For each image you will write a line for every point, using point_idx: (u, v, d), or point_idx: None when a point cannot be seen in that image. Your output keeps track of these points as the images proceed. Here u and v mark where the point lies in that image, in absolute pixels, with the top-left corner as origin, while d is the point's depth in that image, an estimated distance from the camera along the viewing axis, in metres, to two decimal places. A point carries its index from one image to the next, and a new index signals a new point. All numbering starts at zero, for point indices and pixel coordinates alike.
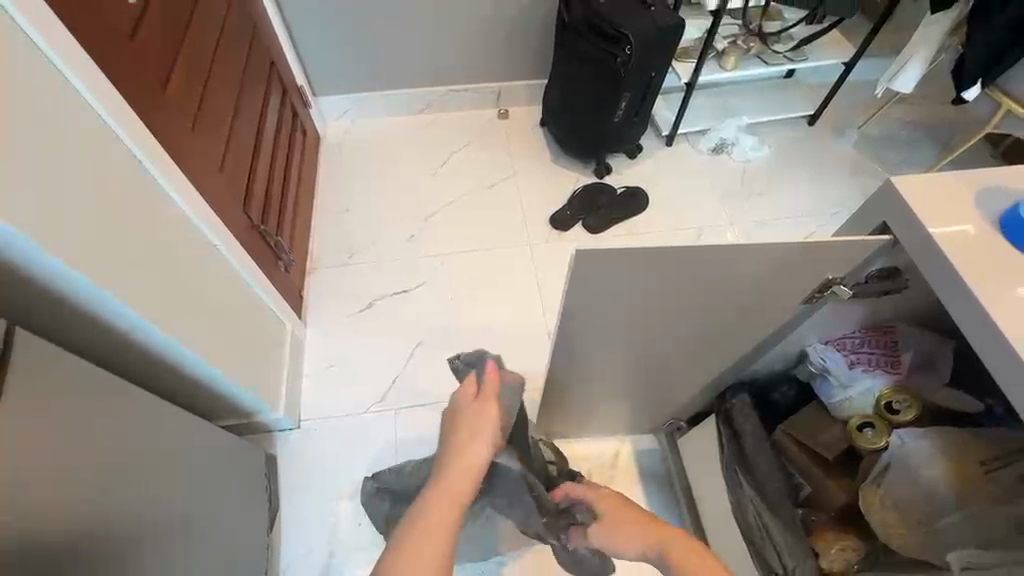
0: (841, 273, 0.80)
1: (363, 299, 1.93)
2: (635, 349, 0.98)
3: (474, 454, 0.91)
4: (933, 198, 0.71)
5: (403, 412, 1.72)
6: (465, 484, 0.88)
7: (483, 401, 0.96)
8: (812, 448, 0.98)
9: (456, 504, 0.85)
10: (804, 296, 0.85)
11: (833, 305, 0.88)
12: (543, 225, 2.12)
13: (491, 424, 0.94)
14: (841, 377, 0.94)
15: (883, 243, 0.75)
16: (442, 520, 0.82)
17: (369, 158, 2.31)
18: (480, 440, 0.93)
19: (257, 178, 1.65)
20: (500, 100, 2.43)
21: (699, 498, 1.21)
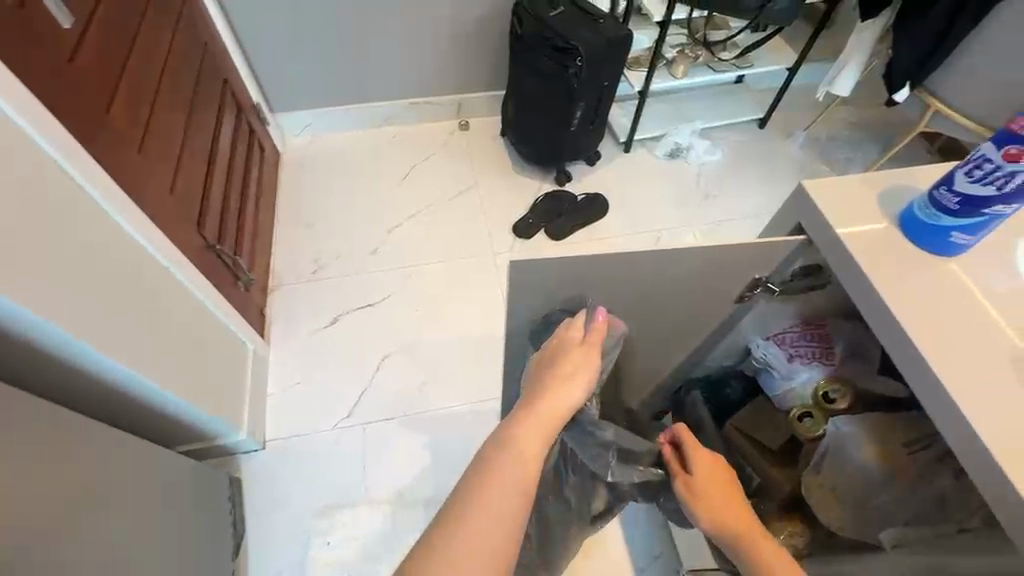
0: (766, 273, 0.86)
1: (328, 315, 1.91)
2: None
3: (568, 401, 0.78)
4: (841, 200, 0.77)
5: (371, 426, 1.71)
6: (553, 429, 0.78)
7: (584, 348, 0.81)
8: (756, 438, 1.03)
9: (541, 446, 0.77)
10: (736, 296, 0.91)
11: (765, 303, 0.95)
12: (507, 234, 2.15)
13: (590, 373, 0.79)
14: (782, 369, 0.99)
15: (798, 243, 0.80)
16: (526, 456, 0.75)
17: (331, 172, 2.31)
18: (575, 386, 0.79)
19: (212, 198, 1.63)
20: (460, 111, 2.46)
21: None
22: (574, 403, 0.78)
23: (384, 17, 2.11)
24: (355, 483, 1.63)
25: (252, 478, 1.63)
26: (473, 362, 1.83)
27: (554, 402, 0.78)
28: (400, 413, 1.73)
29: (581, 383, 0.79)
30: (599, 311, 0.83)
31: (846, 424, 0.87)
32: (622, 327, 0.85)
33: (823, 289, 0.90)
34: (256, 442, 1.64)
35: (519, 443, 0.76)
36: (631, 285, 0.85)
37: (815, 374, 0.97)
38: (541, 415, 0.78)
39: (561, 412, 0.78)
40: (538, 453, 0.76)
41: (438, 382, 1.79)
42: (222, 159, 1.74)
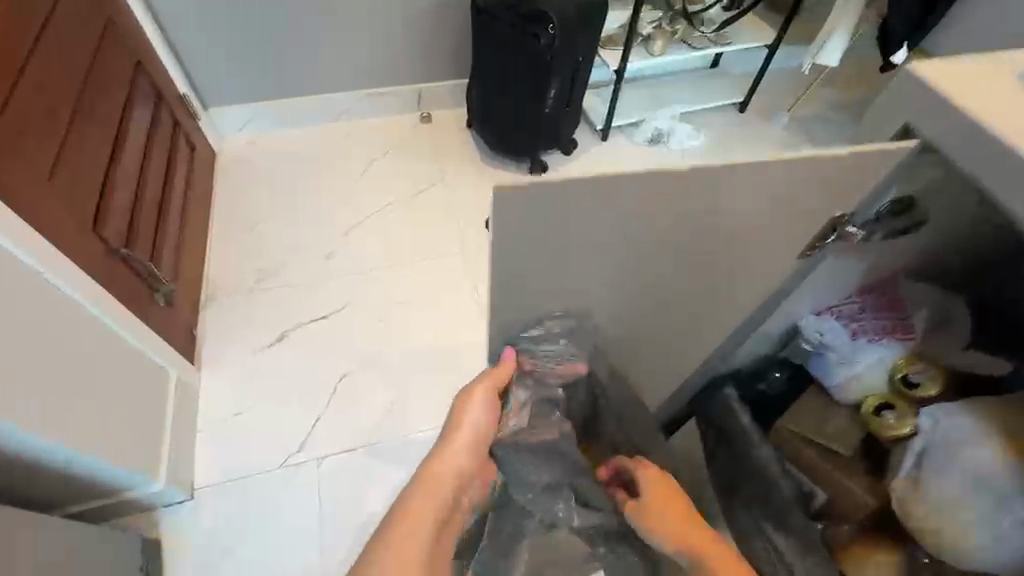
0: (848, 207, 0.60)
1: (274, 330, 1.62)
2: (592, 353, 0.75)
3: (462, 443, 0.71)
4: (966, 82, 0.51)
5: (329, 460, 1.41)
6: (450, 480, 0.70)
7: (479, 379, 0.72)
8: (821, 442, 0.79)
9: (440, 503, 0.69)
10: (800, 249, 0.64)
11: (841, 253, 0.67)
12: (478, 231, 1.91)
13: (487, 411, 0.71)
14: (844, 351, 0.77)
15: (909, 152, 0.54)
16: (417, 516, 0.68)
17: (276, 171, 2.03)
18: (476, 425, 0.71)
19: (117, 192, 1.33)
20: (421, 103, 2.23)
21: None
22: (469, 445, 0.71)
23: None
24: (309, 533, 1.32)
25: (180, 535, 1.31)
26: (447, 378, 1.56)
27: (444, 446, 0.71)
28: (366, 442, 1.44)
29: (472, 419, 0.71)
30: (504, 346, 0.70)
31: (951, 421, 0.66)
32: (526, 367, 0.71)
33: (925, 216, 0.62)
34: (181, 492, 1.32)
35: (415, 504, 0.68)
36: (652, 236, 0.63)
37: (892, 352, 0.76)
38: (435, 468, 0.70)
39: (456, 455, 0.70)
40: (436, 509, 0.69)
41: (409, 402, 1.52)
42: (136, 150, 1.46)
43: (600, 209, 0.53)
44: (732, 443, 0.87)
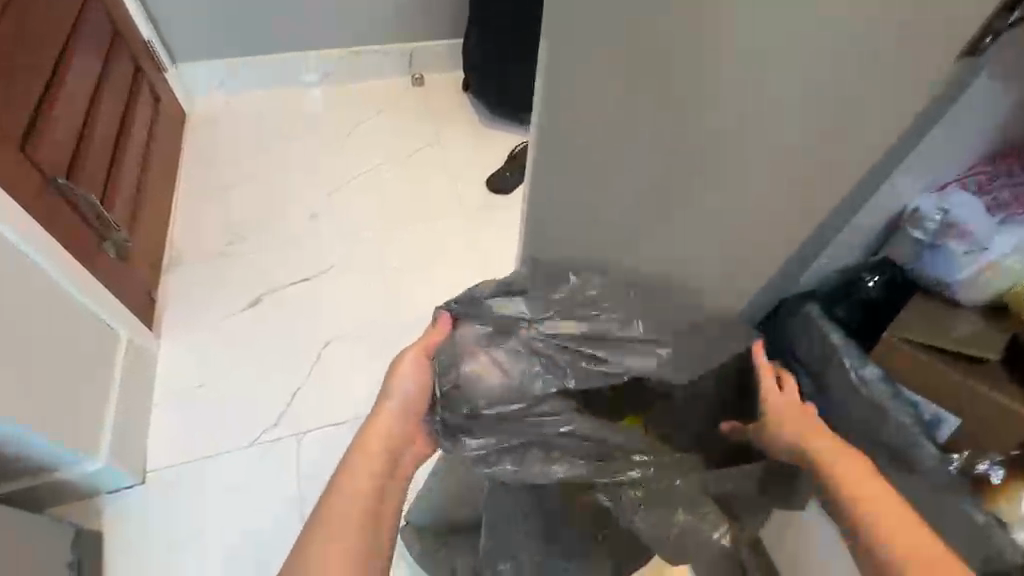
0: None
1: (250, 292, 1.42)
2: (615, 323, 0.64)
3: (389, 418, 0.70)
4: None
5: (309, 435, 1.22)
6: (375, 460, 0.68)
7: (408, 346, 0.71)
8: (947, 353, 0.62)
9: (375, 466, 0.68)
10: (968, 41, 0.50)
11: (1001, 59, 0.54)
12: (478, 190, 1.70)
13: (415, 370, 0.69)
14: (984, 233, 0.61)
15: None
16: (354, 482, 0.67)
17: (252, 129, 1.79)
18: (406, 386, 0.70)
19: (52, 133, 1.11)
20: (414, 65, 1.92)
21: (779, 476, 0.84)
22: (393, 420, 0.70)
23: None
24: (284, 516, 1.14)
25: (131, 520, 1.13)
26: None
27: (369, 423, 0.70)
28: (352, 413, 1.24)
29: (399, 393, 0.70)
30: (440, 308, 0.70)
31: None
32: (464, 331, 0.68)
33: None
34: (130, 475, 1.13)
35: (339, 487, 0.66)
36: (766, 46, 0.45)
37: None
38: (359, 448, 0.69)
39: (381, 430, 0.69)
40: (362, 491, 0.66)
41: None
42: (81, 91, 1.22)
43: None
44: (823, 371, 0.70)
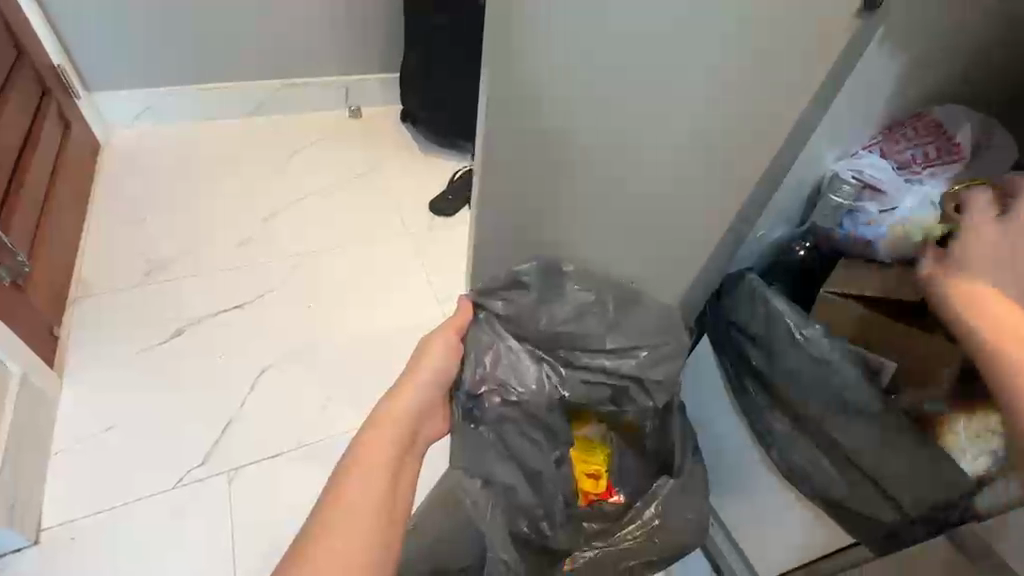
0: None
1: (174, 323, 1.29)
2: (609, 385, 0.76)
3: (406, 406, 0.64)
4: None
5: (241, 473, 1.10)
6: (389, 448, 0.59)
7: (437, 328, 0.69)
8: (867, 301, 0.68)
9: (396, 448, 0.60)
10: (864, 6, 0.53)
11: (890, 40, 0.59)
12: (422, 213, 1.58)
13: (450, 352, 0.68)
14: (890, 190, 0.67)
15: None
16: (367, 464, 0.57)
17: (179, 154, 1.66)
18: (431, 370, 0.66)
19: None
20: (350, 98, 1.83)
21: (745, 463, 0.82)
22: (410, 405, 0.64)
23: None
24: (211, 567, 1.00)
25: None
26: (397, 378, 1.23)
27: (378, 412, 0.63)
28: (294, 442, 1.14)
29: (425, 373, 0.66)
30: (466, 293, 0.69)
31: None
32: (486, 330, 0.69)
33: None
34: (20, 535, 0.97)
35: (341, 486, 0.55)
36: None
37: (939, 184, 0.67)
38: (377, 422, 0.62)
39: (394, 418, 0.62)
40: (382, 468, 0.57)
41: (348, 395, 1.21)
42: None
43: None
44: (767, 339, 0.72)
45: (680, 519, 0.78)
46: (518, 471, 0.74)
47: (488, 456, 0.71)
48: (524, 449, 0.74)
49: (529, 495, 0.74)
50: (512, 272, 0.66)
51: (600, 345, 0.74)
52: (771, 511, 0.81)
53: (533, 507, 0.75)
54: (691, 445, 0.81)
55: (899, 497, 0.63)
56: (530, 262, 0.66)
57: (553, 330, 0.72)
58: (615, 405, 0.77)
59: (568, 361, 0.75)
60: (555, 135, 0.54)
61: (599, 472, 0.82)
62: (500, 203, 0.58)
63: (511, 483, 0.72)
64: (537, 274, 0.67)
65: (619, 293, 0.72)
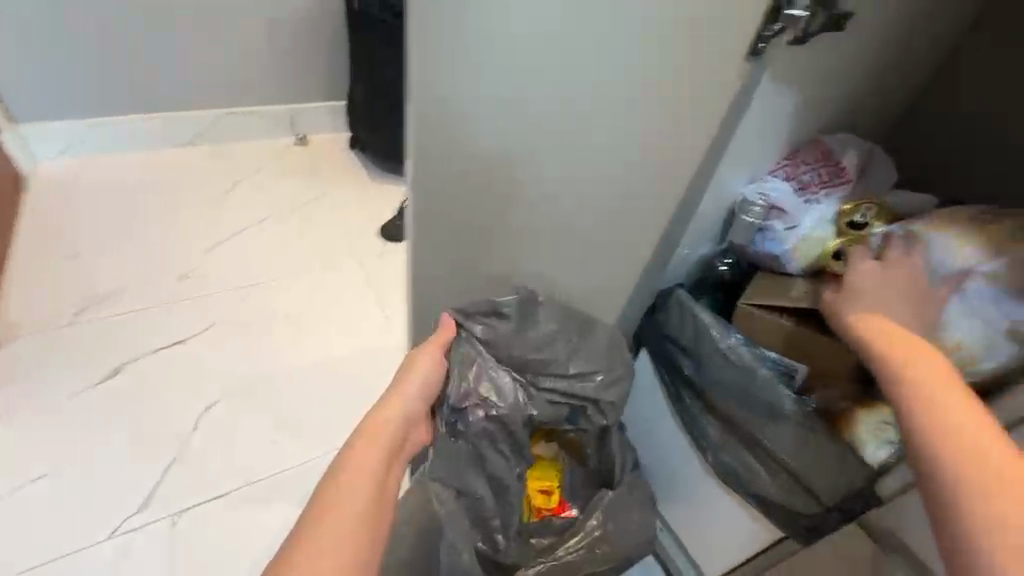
0: None
1: (109, 362, 1.24)
2: (569, 403, 0.78)
3: (395, 414, 0.64)
4: None
5: (185, 516, 1.05)
6: (378, 453, 0.59)
7: (424, 344, 0.71)
8: (778, 309, 0.74)
9: (387, 455, 0.59)
10: (748, 54, 0.60)
11: (779, 81, 0.67)
12: (372, 239, 1.59)
13: (435, 365, 0.69)
14: (792, 211, 0.75)
15: None
16: (362, 468, 0.56)
17: (113, 186, 1.61)
18: (418, 382, 0.68)
19: None
20: (296, 126, 1.83)
21: (686, 469, 0.87)
22: (398, 414, 0.64)
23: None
24: None
25: None
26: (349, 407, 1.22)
27: (368, 421, 0.62)
28: (242, 479, 1.10)
29: (414, 383, 0.67)
30: (445, 312, 0.72)
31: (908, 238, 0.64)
32: (474, 349, 0.73)
33: (841, 35, 0.65)
34: None
35: (330, 491, 0.53)
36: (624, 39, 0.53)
37: (833, 204, 0.75)
38: (366, 431, 0.61)
39: (383, 426, 0.62)
40: (376, 472, 0.56)
41: (298, 429, 1.18)
42: None
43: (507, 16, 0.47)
44: (700, 348, 0.76)
45: (620, 530, 0.84)
46: (486, 486, 0.78)
47: (458, 471, 0.76)
48: (497, 465, 0.76)
49: (492, 509, 0.78)
50: (495, 302, 0.72)
51: (565, 370, 0.78)
52: (711, 515, 0.85)
53: (491, 519, 0.78)
54: (630, 463, 0.86)
55: (817, 490, 0.69)
56: (514, 291, 0.73)
57: (525, 357, 0.76)
58: (568, 424, 0.80)
59: (536, 383, 0.77)
60: (479, 165, 0.58)
61: (551, 488, 0.85)
62: (433, 227, 0.61)
63: (479, 494, 0.77)
64: (516, 307, 0.73)
65: (561, 313, 0.76)
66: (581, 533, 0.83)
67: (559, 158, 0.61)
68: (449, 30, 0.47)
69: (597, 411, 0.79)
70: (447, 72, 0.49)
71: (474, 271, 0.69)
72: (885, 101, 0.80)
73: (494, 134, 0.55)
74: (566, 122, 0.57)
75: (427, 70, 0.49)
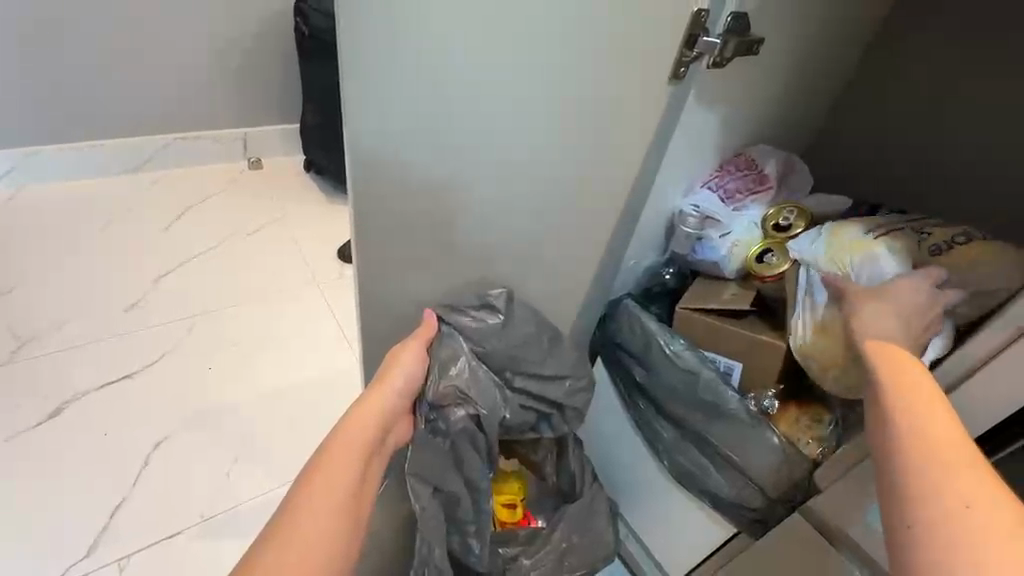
0: (704, 9, 0.60)
1: (51, 401, 1.18)
2: (540, 406, 0.77)
3: (374, 413, 0.62)
4: None
5: (135, 558, 1.00)
6: (355, 455, 0.57)
7: (410, 336, 0.69)
8: (714, 312, 0.78)
9: (362, 458, 0.58)
10: (670, 77, 0.65)
11: (702, 100, 0.72)
12: (331, 261, 1.58)
13: (418, 362, 0.67)
14: (725, 219, 0.79)
15: None
16: (333, 474, 0.55)
17: (52, 215, 1.54)
18: (401, 378, 0.65)
19: None
20: (248, 150, 1.81)
21: (645, 472, 0.89)
22: (380, 412, 0.63)
23: (119, 6, 1.48)
24: None
25: None
26: (310, 432, 1.20)
27: (347, 419, 0.61)
28: (197, 515, 1.06)
29: (399, 379, 0.65)
30: (426, 308, 0.71)
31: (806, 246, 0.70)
32: (457, 346, 0.71)
33: (757, 58, 0.71)
34: None
35: (301, 496, 0.52)
36: (556, 65, 0.57)
37: (759, 210, 0.81)
38: (344, 430, 0.59)
39: (362, 425, 0.61)
40: (348, 479, 0.55)
41: (257, 459, 1.15)
42: None
43: (436, 45, 0.50)
44: (653, 348, 0.79)
45: (586, 540, 0.85)
46: (466, 490, 0.72)
47: (432, 473, 0.70)
48: (478, 468, 0.71)
49: (468, 514, 0.73)
50: (484, 294, 0.72)
51: (541, 370, 0.76)
52: (671, 517, 0.88)
53: (466, 519, 0.73)
54: (590, 471, 0.88)
55: (761, 482, 0.72)
56: (497, 289, 0.73)
57: (508, 354, 0.73)
58: (534, 431, 0.79)
59: (514, 385, 0.75)
60: (422, 190, 0.60)
61: (515, 502, 0.87)
62: (380, 245, 0.62)
63: (456, 493, 0.72)
64: (505, 301, 0.73)
65: (534, 320, 0.76)
66: (548, 546, 0.83)
67: (500, 176, 0.63)
68: (381, 69, 0.50)
69: (563, 419, 0.80)
70: (383, 100, 0.52)
71: (425, 288, 0.70)
72: (804, 116, 0.87)
73: (437, 160, 0.58)
74: (507, 144, 0.61)
75: (363, 105, 0.51)
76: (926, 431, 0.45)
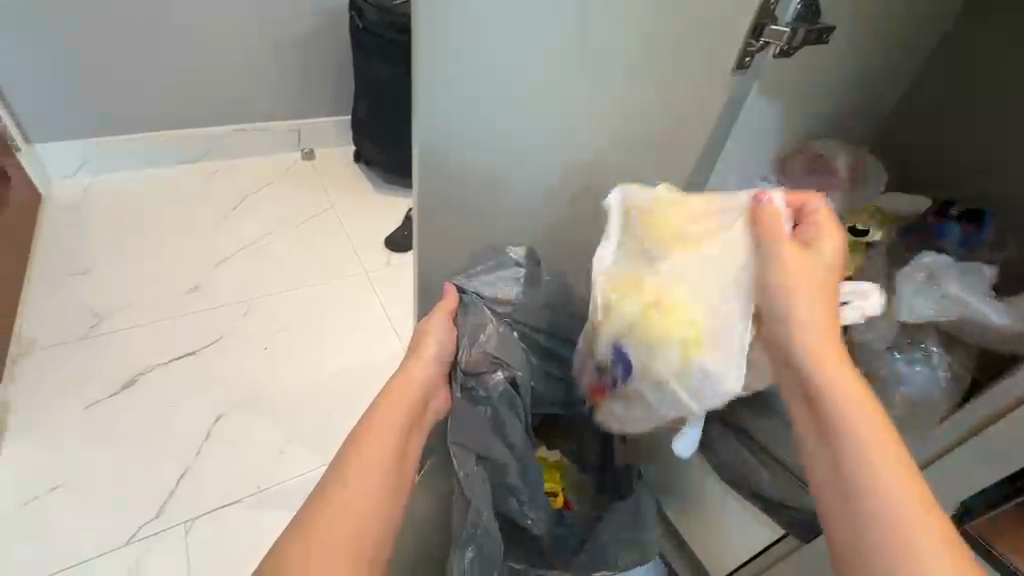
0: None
1: (123, 375, 1.27)
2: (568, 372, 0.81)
3: (414, 390, 0.64)
4: None
5: (198, 522, 1.08)
6: (393, 434, 0.60)
7: (433, 309, 0.69)
8: None
9: (400, 433, 0.61)
10: (735, 67, 0.64)
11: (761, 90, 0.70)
12: (377, 249, 1.62)
13: (451, 333, 0.68)
14: None
15: None
16: (371, 452, 0.58)
17: (126, 203, 1.65)
18: (435, 352, 0.67)
19: None
20: (302, 141, 1.88)
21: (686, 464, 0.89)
22: (419, 388, 0.65)
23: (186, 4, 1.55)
24: None
25: None
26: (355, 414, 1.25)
27: (388, 394, 0.63)
28: (252, 486, 1.13)
29: (429, 352, 0.67)
30: (446, 282, 0.71)
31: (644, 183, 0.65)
32: (482, 309, 0.70)
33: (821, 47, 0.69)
34: None
35: (344, 472, 0.57)
36: (616, 56, 0.58)
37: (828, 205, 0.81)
38: (384, 407, 0.62)
39: (403, 402, 0.63)
40: (383, 458, 0.59)
41: (306, 437, 1.21)
42: None
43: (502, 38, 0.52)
44: None
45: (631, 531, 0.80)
46: (505, 457, 0.70)
47: (474, 437, 0.68)
48: (518, 432, 0.71)
49: (514, 479, 0.72)
50: (502, 254, 0.71)
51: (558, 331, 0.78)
52: (712, 511, 0.87)
53: (514, 483, 0.72)
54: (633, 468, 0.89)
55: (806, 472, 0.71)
56: (511, 247, 0.72)
57: (528, 315, 0.74)
58: (561, 401, 0.81)
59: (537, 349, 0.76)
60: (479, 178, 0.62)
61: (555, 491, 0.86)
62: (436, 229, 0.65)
63: (501, 460, 0.70)
64: (525, 260, 0.72)
65: (556, 285, 0.76)
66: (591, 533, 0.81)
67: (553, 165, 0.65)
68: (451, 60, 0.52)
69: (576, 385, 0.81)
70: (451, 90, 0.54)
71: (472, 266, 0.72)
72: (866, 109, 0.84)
73: (493, 147, 0.60)
74: (562, 133, 0.62)
75: (430, 91, 0.53)
76: (874, 466, 0.49)
